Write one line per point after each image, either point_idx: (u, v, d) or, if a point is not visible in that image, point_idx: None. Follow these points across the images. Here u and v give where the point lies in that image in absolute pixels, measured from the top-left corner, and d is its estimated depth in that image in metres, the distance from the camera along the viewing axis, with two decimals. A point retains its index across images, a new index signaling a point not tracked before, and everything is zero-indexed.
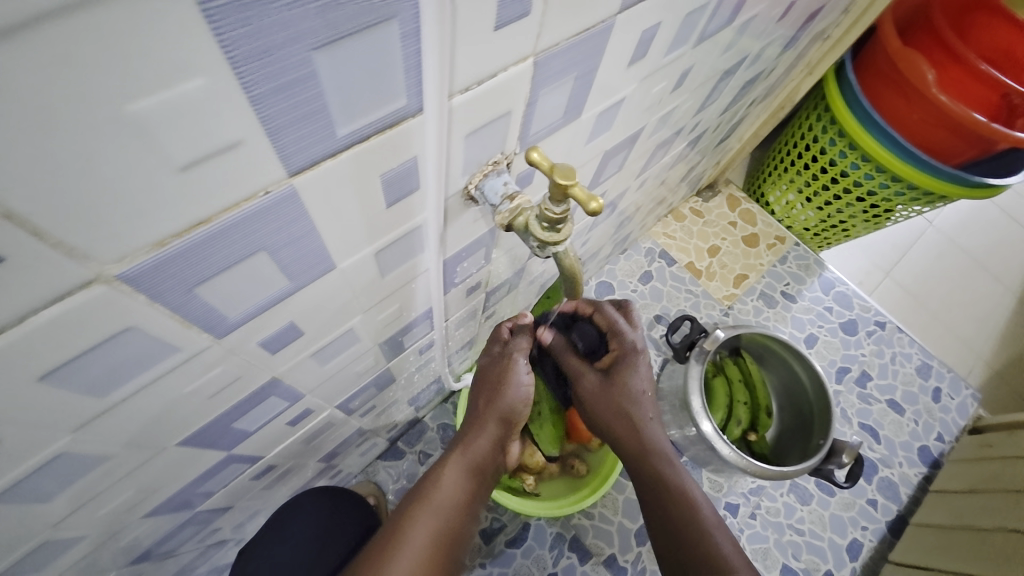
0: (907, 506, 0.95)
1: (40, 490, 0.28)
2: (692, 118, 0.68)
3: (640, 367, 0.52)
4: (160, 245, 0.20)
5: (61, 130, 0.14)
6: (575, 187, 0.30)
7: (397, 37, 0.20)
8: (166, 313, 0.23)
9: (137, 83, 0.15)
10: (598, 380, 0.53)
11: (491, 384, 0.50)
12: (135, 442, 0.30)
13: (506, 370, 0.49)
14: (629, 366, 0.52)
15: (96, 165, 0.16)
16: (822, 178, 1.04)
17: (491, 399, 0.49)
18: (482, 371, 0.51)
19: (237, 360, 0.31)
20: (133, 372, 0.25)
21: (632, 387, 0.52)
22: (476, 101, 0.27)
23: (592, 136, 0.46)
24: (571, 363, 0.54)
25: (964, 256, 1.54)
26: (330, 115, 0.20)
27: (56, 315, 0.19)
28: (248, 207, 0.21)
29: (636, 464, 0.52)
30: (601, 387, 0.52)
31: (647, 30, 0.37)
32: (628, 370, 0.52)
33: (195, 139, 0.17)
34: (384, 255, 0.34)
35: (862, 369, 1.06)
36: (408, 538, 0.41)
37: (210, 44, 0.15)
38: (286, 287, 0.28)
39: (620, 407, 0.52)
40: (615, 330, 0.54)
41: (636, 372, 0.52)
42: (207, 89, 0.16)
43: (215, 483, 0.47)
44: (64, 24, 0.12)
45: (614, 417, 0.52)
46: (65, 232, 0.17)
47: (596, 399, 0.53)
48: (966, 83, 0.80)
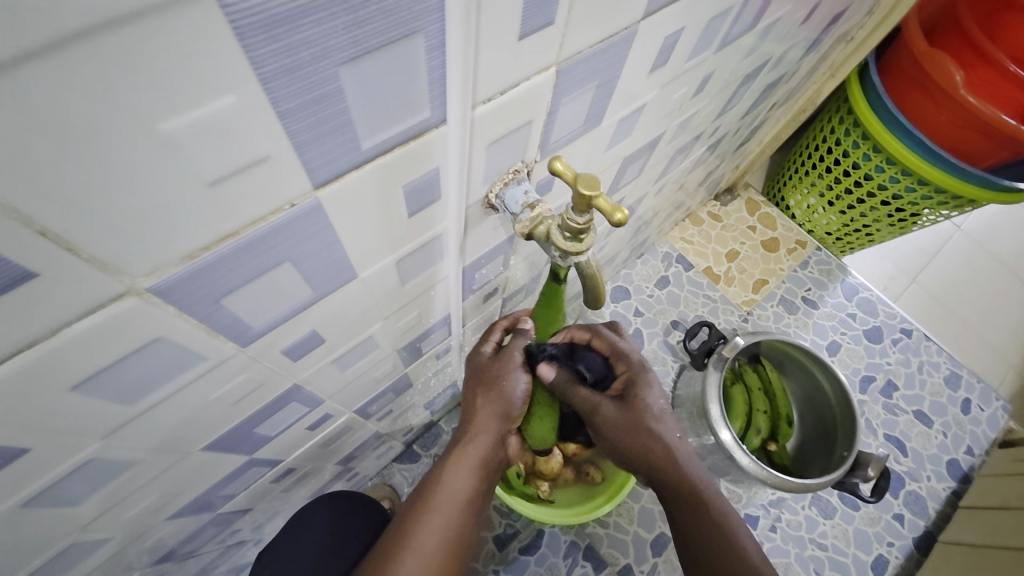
0: (935, 521, 0.92)
1: (71, 493, 0.29)
2: (711, 122, 0.67)
3: (653, 387, 0.52)
4: (189, 258, 0.20)
5: (96, 146, 0.15)
6: (599, 197, 0.29)
7: (421, 51, 0.20)
8: (193, 323, 0.23)
9: (169, 101, 0.15)
10: (615, 407, 0.51)
11: (488, 382, 0.50)
12: (161, 447, 0.31)
13: (505, 369, 0.50)
14: (643, 387, 0.52)
15: (129, 182, 0.16)
16: (846, 182, 1.01)
17: (489, 397, 0.49)
18: (475, 368, 0.52)
19: (260, 368, 0.31)
20: (161, 381, 0.25)
21: (651, 407, 0.50)
22: (497, 112, 0.27)
23: (611, 143, 0.45)
24: (583, 394, 0.52)
25: (995, 263, 1.49)
26: (355, 129, 0.21)
27: (90, 326, 0.19)
28: (274, 220, 0.21)
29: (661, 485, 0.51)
30: (620, 416, 0.51)
31: (669, 36, 0.36)
32: (641, 392, 0.51)
33: (224, 154, 0.17)
34: (404, 264, 0.34)
35: (888, 378, 1.03)
36: (414, 540, 0.41)
37: (241, 62, 0.15)
38: (309, 296, 0.29)
39: (636, 436, 0.50)
40: (619, 353, 0.55)
41: (648, 394, 0.51)
42: (237, 105, 0.16)
43: (235, 486, 0.47)
44: (98, 43, 0.13)
45: (632, 442, 0.50)
46: (99, 246, 0.17)
47: (616, 426, 0.51)
48: (997, 86, 0.77)
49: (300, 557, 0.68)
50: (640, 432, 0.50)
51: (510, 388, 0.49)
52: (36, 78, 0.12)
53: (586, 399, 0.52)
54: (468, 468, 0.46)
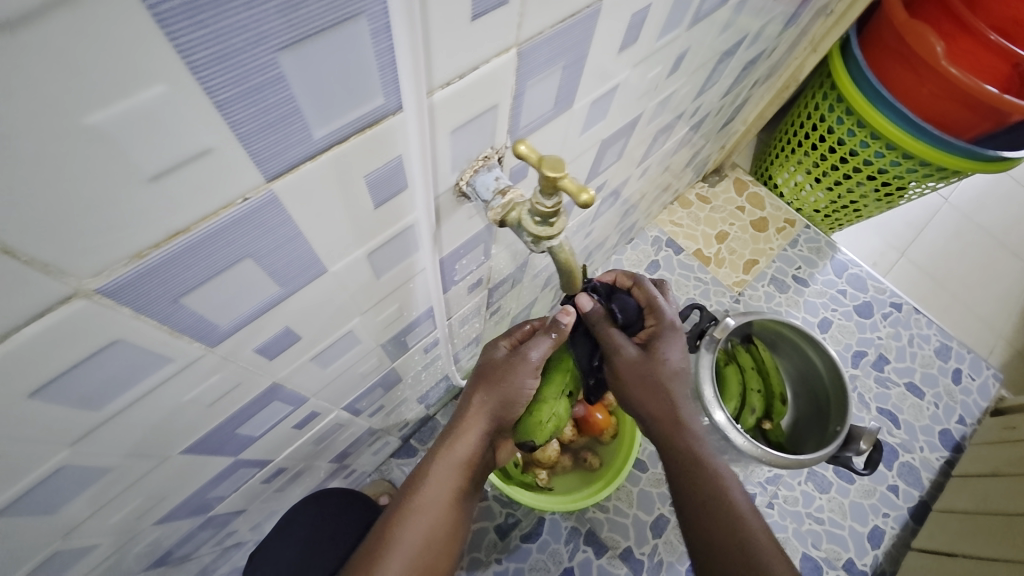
0: (929, 490, 0.93)
1: (47, 502, 0.28)
2: (691, 102, 0.66)
3: (676, 345, 0.52)
4: (138, 257, 0.19)
5: (19, 145, 0.14)
6: (564, 178, 0.29)
7: (366, 35, 0.19)
8: (154, 323, 0.23)
9: (93, 94, 0.14)
10: (637, 353, 0.50)
11: (488, 383, 0.47)
12: (137, 452, 0.30)
13: (509, 371, 0.47)
14: (667, 342, 0.51)
15: (62, 180, 0.16)
16: (832, 158, 1.01)
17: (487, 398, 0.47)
18: (484, 365, 0.49)
19: (234, 367, 0.31)
20: (127, 385, 0.25)
21: (672, 362, 0.50)
22: (457, 97, 0.26)
23: (586, 126, 0.45)
24: (613, 334, 0.51)
25: (982, 233, 1.49)
26: (303, 118, 0.20)
27: (40, 331, 0.19)
28: (226, 215, 0.21)
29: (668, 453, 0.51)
30: (644, 360, 0.50)
31: (637, 13, 0.36)
32: (666, 344, 0.51)
33: (163, 148, 0.17)
34: (377, 256, 0.34)
35: (879, 352, 1.04)
36: (397, 542, 0.42)
37: (168, 50, 0.15)
38: (277, 292, 0.28)
39: (655, 383, 0.50)
40: (652, 307, 0.54)
41: (672, 347, 0.51)
42: (168, 96, 0.16)
43: (226, 487, 0.47)
44: (8, 37, 0.12)
45: (649, 393, 0.50)
46: (37, 248, 0.17)
47: (635, 371, 0.50)
48: (978, 56, 0.77)
49: (283, 552, 0.67)
50: (659, 380, 0.50)
51: (516, 391, 0.47)
52: None
53: (612, 339, 0.51)
54: (455, 468, 0.45)
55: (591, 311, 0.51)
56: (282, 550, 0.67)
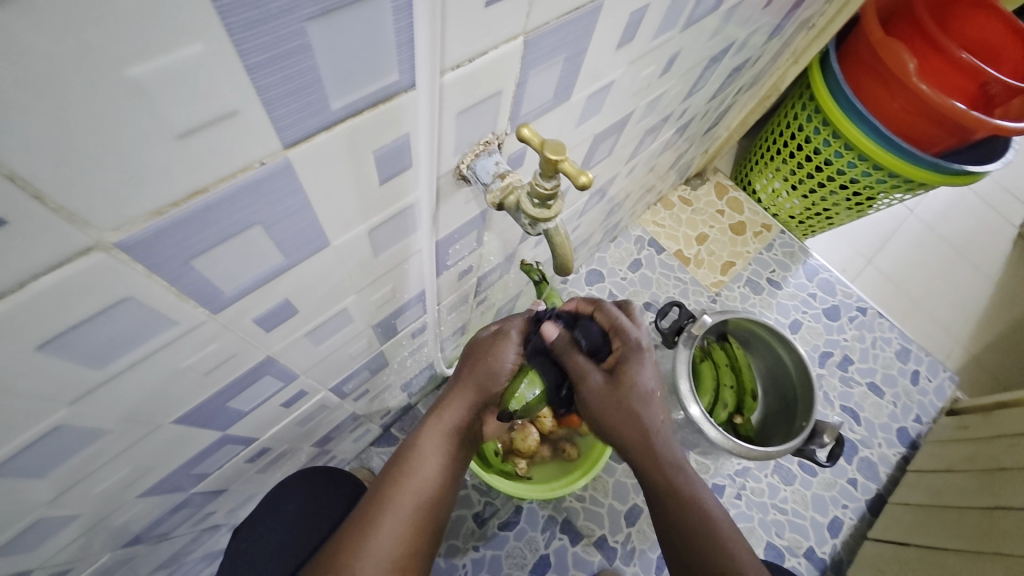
0: (885, 485, 0.99)
1: (38, 464, 0.28)
2: (680, 104, 0.69)
3: (645, 365, 0.49)
4: (158, 214, 0.20)
5: (63, 92, 0.15)
6: (566, 161, 0.30)
7: (389, 11, 0.20)
8: (164, 284, 0.23)
9: (138, 48, 0.15)
10: (603, 381, 0.48)
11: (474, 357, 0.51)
12: (132, 417, 0.31)
13: (495, 345, 0.51)
14: (635, 365, 0.48)
15: (100, 131, 0.16)
16: (807, 166, 1.05)
17: (473, 368, 0.50)
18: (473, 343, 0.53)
19: (233, 336, 0.31)
20: (130, 346, 0.25)
21: (641, 388, 0.48)
22: (466, 79, 0.28)
23: (582, 119, 0.46)
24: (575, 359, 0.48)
25: (944, 244, 1.58)
26: (323, 88, 0.21)
27: (56, 282, 0.19)
28: (245, 178, 0.22)
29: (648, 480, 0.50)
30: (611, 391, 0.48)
31: (635, 12, 0.37)
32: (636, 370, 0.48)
33: (193, 106, 0.18)
34: (377, 234, 0.34)
35: (844, 354, 1.09)
36: (391, 502, 0.43)
37: (208, 8, 0.15)
38: (281, 262, 0.29)
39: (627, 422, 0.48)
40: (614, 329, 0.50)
41: (641, 372, 0.48)
42: (204, 55, 0.16)
43: (210, 464, 0.47)
44: None
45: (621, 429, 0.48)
46: (65, 198, 0.17)
47: (600, 400, 0.48)
48: (947, 73, 0.82)
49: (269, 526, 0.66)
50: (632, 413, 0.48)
51: (496, 369, 0.50)
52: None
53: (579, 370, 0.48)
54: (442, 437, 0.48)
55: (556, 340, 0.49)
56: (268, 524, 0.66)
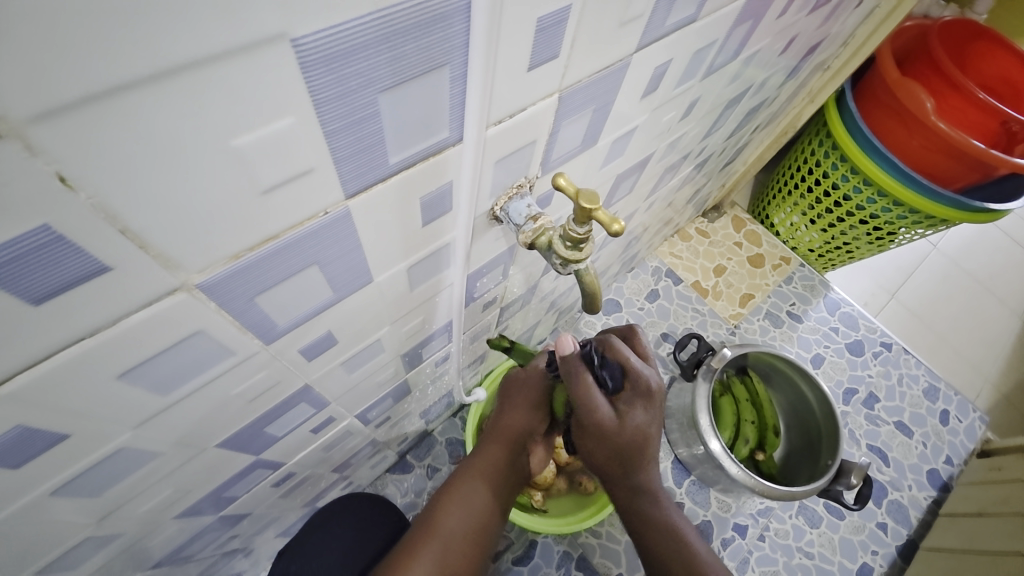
0: (917, 529, 0.95)
1: (97, 482, 0.30)
2: (698, 143, 0.71)
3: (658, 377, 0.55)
4: (234, 258, 0.22)
5: (179, 159, 0.17)
6: (598, 210, 0.32)
7: (447, 80, 0.23)
8: (229, 318, 0.25)
9: (241, 121, 0.17)
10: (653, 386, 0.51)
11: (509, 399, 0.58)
12: (181, 441, 0.32)
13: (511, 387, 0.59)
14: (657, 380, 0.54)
15: (201, 191, 0.19)
16: (826, 202, 1.06)
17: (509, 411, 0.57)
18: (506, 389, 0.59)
19: (279, 365, 0.33)
20: (191, 375, 0.27)
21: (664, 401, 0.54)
22: (507, 132, 0.30)
23: (605, 161, 0.48)
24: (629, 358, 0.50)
25: (970, 280, 1.55)
26: (386, 146, 0.23)
27: (144, 318, 0.22)
28: (309, 225, 0.24)
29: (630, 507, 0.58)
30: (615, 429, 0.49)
31: (659, 66, 0.40)
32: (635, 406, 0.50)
33: (276, 167, 0.20)
34: (414, 270, 0.36)
35: (870, 391, 1.07)
36: (435, 530, 0.49)
37: (303, 89, 0.18)
38: (329, 297, 0.31)
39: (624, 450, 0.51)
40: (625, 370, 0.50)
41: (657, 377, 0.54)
42: (293, 126, 0.19)
43: (240, 487, 0.48)
44: (195, 74, 0.15)
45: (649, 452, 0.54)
46: (162, 246, 0.19)
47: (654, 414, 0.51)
48: (966, 111, 0.83)
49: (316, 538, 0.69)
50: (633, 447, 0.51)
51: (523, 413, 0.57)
52: (137, 100, 0.15)
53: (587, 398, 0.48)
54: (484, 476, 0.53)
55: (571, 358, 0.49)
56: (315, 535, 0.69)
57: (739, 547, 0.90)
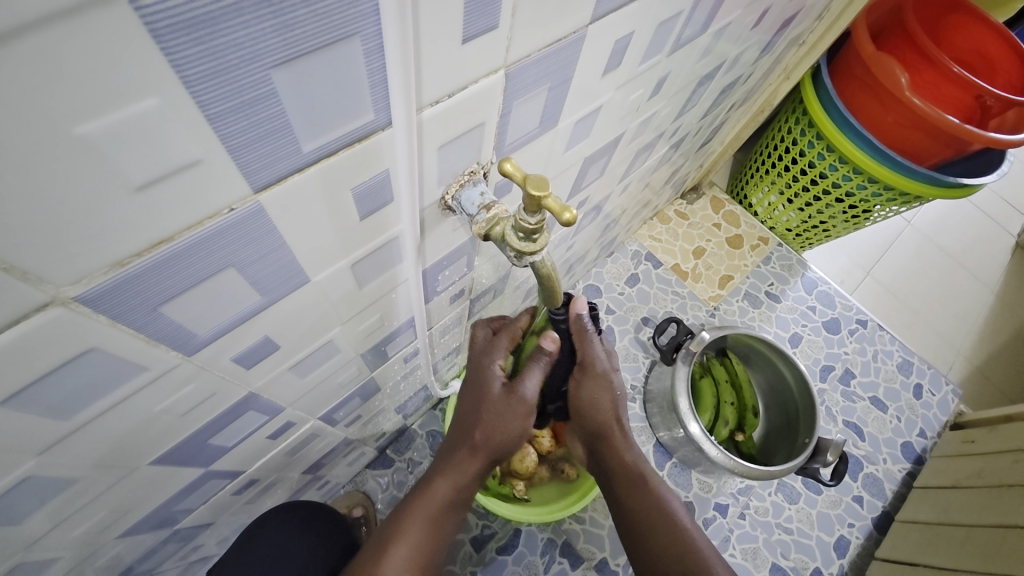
0: (892, 502, 0.97)
1: (8, 513, 0.28)
2: (672, 123, 0.68)
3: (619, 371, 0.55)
4: (119, 265, 0.19)
5: (10, 149, 0.14)
6: (548, 198, 0.30)
7: (360, 54, 0.20)
8: (130, 332, 0.23)
9: (87, 104, 0.15)
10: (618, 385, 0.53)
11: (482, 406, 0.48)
12: (105, 462, 0.30)
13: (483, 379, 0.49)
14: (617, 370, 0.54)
15: (52, 189, 0.16)
16: (802, 180, 1.05)
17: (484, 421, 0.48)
18: (471, 387, 0.51)
19: (210, 376, 0.30)
20: (98, 394, 0.25)
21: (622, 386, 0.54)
22: (446, 114, 0.27)
23: (570, 144, 0.46)
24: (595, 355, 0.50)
25: (943, 255, 1.58)
26: (294, 131, 0.20)
27: (15, 338, 0.19)
28: (212, 225, 0.21)
29: (612, 467, 0.57)
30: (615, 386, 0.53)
31: (620, 40, 0.37)
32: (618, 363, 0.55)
33: (151, 159, 0.17)
34: (360, 267, 0.34)
35: (846, 367, 1.08)
36: (398, 537, 0.45)
37: (164, 64, 0.15)
38: (258, 302, 0.28)
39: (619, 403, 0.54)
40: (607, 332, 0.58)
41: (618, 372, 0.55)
42: (160, 109, 0.16)
43: (194, 500, 0.46)
44: (6, 50, 0.12)
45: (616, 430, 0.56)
46: (13, 256, 0.16)
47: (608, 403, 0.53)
48: (941, 86, 0.81)
49: (264, 540, 0.66)
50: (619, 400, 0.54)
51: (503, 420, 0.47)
52: None
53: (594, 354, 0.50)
54: (451, 494, 0.48)
55: (585, 317, 0.48)
56: (265, 535, 0.66)
57: (720, 526, 0.91)
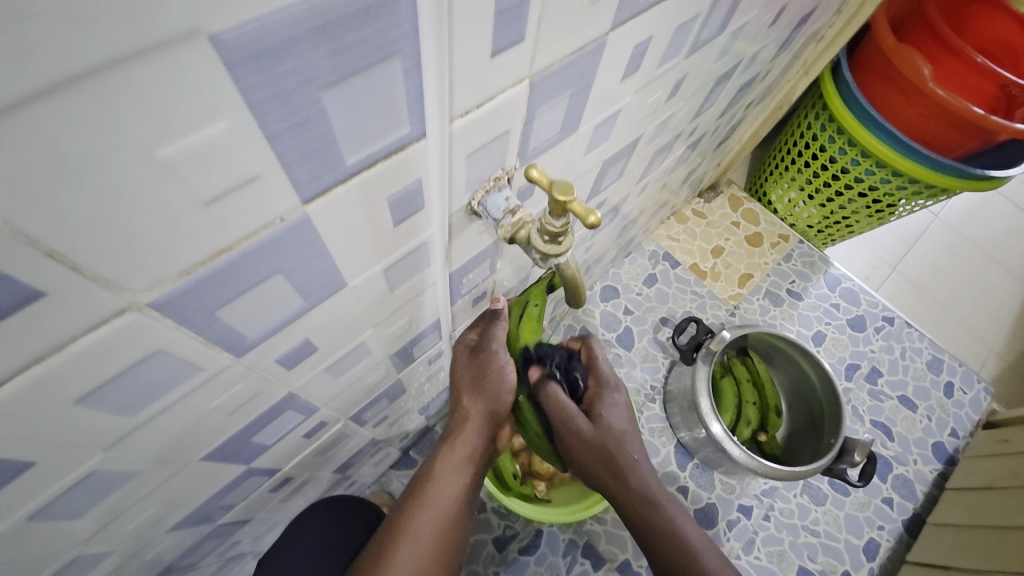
0: (923, 503, 0.94)
1: (74, 506, 0.30)
2: (689, 123, 0.69)
3: (614, 405, 0.54)
4: (186, 273, 0.21)
5: (99, 170, 0.16)
6: (573, 201, 0.31)
7: (399, 73, 0.21)
8: (191, 335, 0.24)
9: (166, 129, 0.16)
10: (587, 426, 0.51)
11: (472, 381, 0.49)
12: (160, 458, 0.32)
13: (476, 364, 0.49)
14: (606, 404, 0.54)
15: (133, 205, 0.17)
16: (823, 176, 1.04)
17: (474, 396, 0.49)
18: (457, 362, 0.51)
19: (255, 377, 0.32)
20: (159, 393, 0.26)
21: (615, 428, 0.52)
22: (475, 124, 0.28)
23: (590, 147, 0.47)
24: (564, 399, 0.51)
25: (972, 249, 1.53)
26: (339, 146, 0.22)
27: (94, 341, 0.21)
28: (266, 234, 0.23)
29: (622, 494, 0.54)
30: (594, 434, 0.51)
31: (639, 45, 0.38)
32: (607, 407, 0.53)
33: (218, 175, 0.19)
34: (392, 271, 0.35)
35: (873, 365, 1.06)
36: (409, 527, 0.45)
37: (233, 91, 0.17)
38: (301, 306, 0.30)
39: (605, 450, 0.52)
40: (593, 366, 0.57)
41: (611, 408, 0.54)
42: (227, 131, 0.18)
43: (234, 496, 0.48)
44: (104, 80, 0.14)
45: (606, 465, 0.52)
46: (99, 266, 0.18)
47: (586, 442, 0.51)
48: (964, 76, 0.80)
49: (301, 534, 0.69)
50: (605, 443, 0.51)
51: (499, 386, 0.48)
52: (46, 114, 0.14)
53: (563, 409, 0.51)
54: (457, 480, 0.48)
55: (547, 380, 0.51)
56: (302, 530, 0.69)
57: (744, 527, 0.90)
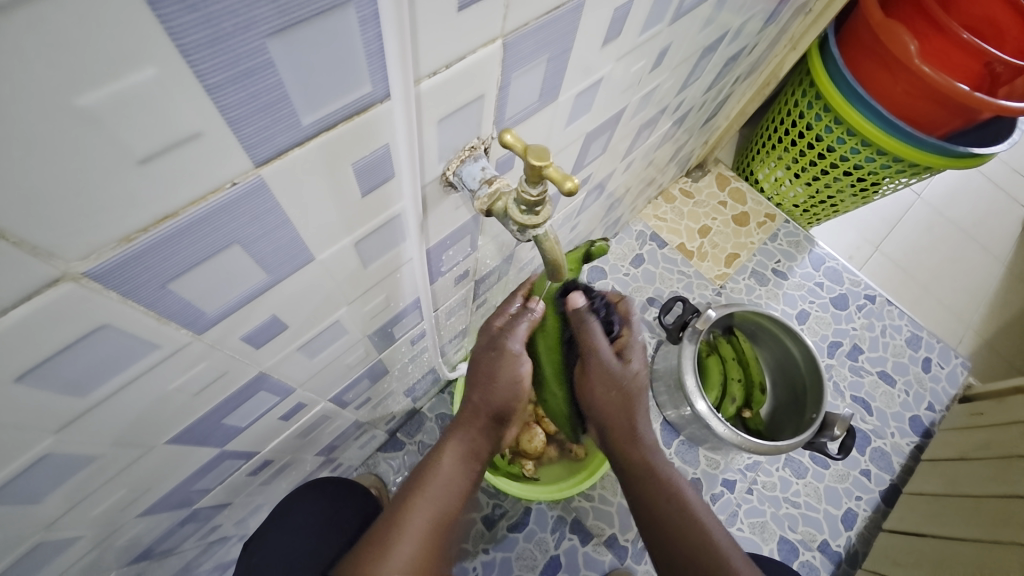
0: (900, 475, 0.97)
1: (32, 490, 0.29)
2: (675, 96, 0.67)
3: (638, 356, 0.57)
4: (127, 241, 0.20)
5: (11, 121, 0.14)
6: (549, 167, 0.30)
7: (355, 23, 0.20)
8: (140, 309, 0.23)
9: (86, 74, 0.15)
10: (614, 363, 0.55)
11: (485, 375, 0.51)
12: (122, 440, 0.31)
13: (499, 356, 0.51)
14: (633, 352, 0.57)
15: (56, 160, 0.16)
16: (810, 154, 1.03)
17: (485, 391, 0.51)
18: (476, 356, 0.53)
19: (220, 356, 0.31)
20: (112, 372, 0.25)
21: (638, 373, 0.56)
22: (445, 86, 0.27)
23: (571, 118, 0.45)
24: (596, 336, 0.55)
25: (953, 228, 1.55)
26: (292, 103, 0.20)
27: (28, 314, 0.19)
28: (214, 199, 0.21)
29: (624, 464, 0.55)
30: (619, 371, 0.54)
31: (620, 8, 0.36)
32: (634, 352, 0.57)
33: (153, 130, 0.17)
34: (364, 246, 0.34)
35: (853, 343, 1.07)
36: (407, 520, 0.43)
37: (161, 33, 0.15)
38: (264, 280, 0.28)
39: (625, 390, 0.55)
40: (628, 319, 0.60)
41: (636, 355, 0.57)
42: (159, 79, 0.16)
43: (210, 480, 0.47)
44: (9, 18, 0.12)
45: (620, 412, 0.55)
46: (24, 230, 0.17)
47: (608, 376, 0.54)
48: (949, 53, 0.79)
49: (292, 513, 0.69)
50: (628, 391, 0.55)
51: (511, 379, 0.51)
52: None
53: (592, 340, 0.55)
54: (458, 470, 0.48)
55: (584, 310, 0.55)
56: (293, 508, 0.69)
57: (728, 500, 0.92)
